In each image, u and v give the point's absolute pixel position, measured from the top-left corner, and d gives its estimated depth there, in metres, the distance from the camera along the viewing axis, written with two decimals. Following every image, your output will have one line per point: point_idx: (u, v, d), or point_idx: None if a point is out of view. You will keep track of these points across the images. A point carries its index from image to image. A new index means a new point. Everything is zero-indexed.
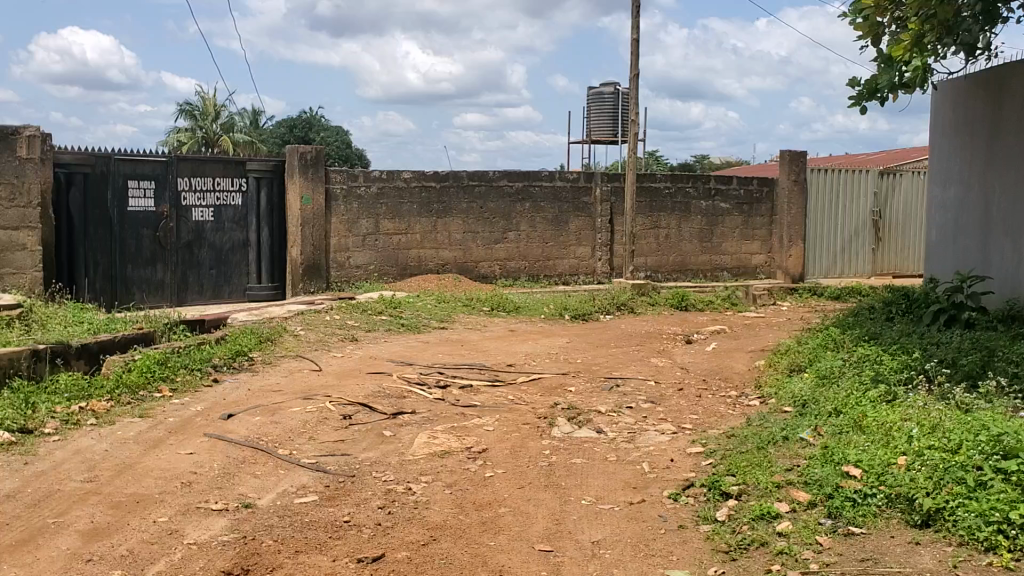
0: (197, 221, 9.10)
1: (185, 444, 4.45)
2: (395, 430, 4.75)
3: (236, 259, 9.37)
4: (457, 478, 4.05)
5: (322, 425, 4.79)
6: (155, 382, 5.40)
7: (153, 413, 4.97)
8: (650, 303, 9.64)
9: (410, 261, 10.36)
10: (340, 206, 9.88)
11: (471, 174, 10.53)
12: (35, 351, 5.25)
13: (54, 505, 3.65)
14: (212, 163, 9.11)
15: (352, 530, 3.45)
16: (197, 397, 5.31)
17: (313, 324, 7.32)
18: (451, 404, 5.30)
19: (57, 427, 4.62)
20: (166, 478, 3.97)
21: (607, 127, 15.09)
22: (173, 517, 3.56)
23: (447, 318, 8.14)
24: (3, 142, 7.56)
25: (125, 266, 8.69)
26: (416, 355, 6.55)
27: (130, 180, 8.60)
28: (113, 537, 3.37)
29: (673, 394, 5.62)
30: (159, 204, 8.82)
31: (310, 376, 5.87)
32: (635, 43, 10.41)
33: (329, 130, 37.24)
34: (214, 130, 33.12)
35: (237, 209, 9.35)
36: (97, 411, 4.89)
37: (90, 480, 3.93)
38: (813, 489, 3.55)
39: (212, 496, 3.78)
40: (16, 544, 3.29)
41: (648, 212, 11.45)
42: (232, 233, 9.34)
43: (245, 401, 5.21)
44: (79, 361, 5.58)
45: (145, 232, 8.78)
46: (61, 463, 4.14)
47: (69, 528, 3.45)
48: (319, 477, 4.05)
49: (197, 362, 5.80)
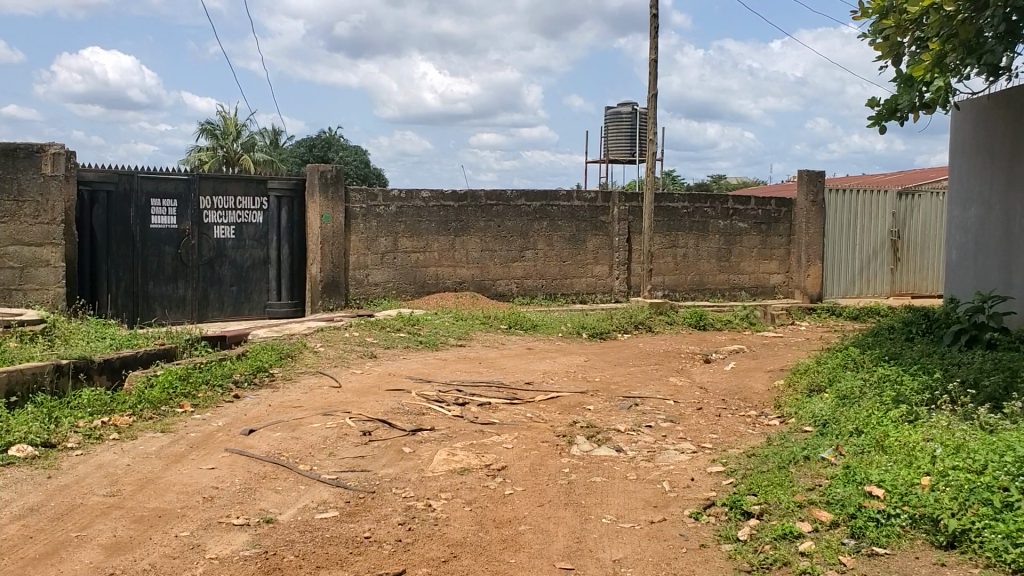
0: (218, 239, 9.14)
1: (207, 458, 4.47)
2: (414, 447, 4.76)
3: (257, 277, 9.37)
4: (476, 496, 4.05)
5: (342, 441, 4.81)
6: (177, 398, 5.44)
7: (175, 428, 5.00)
8: (668, 322, 9.63)
9: (428, 279, 10.39)
10: (360, 224, 9.93)
11: (489, 194, 10.57)
12: (58, 366, 5.31)
13: (77, 519, 3.68)
14: (234, 181, 9.14)
15: (373, 546, 3.46)
16: (218, 412, 5.34)
17: (332, 340, 7.35)
18: (469, 421, 5.31)
19: (80, 441, 4.65)
20: (188, 493, 3.99)
21: (625, 147, 15.13)
22: (195, 531, 3.58)
23: (465, 336, 8.15)
24: (29, 160, 7.69)
25: (147, 283, 8.78)
26: (434, 373, 6.57)
27: (153, 199, 8.70)
28: (136, 551, 3.38)
29: (692, 413, 5.61)
30: (182, 221, 8.89)
31: (329, 392, 5.89)
32: (653, 63, 10.46)
33: (348, 150, 37.50)
34: (234, 149, 33.40)
35: (258, 226, 9.35)
36: (119, 426, 4.93)
37: (113, 494, 3.96)
38: (835, 509, 3.53)
39: (234, 511, 3.79)
40: (39, 557, 3.31)
41: (666, 231, 11.46)
42: (253, 251, 9.34)
43: (265, 417, 5.22)
44: (102, 376, 5.63)
45: (167, 249, 8.86)
46: (84, 477, 4.17)
47: (92, 541, 3.47)
48: (340, 493, 4.05)
49: (218, 378, 5.83)
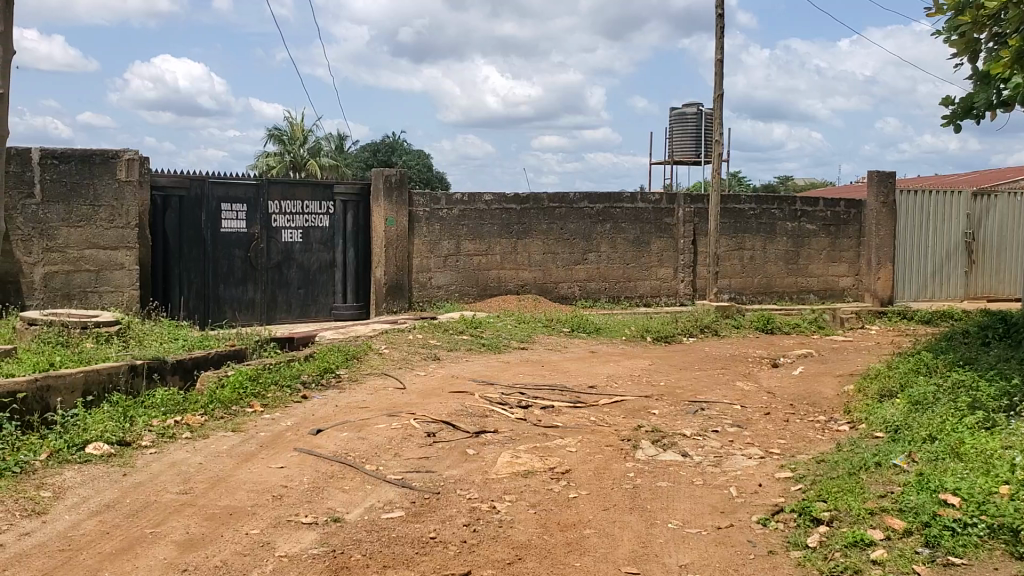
0: (286, 242, 9.29)
1: (275, 458, 4.54)
2: (478, 449, 4.78)
3: (324, 279, 9.53)
4: (541, 499, 4.04)
5: (407, 441, 4.84)
6: (247, 398, 5.54)
7: (245, 427, 5.09)
8: (734, 325, 9.52)
9: (490, 282, 10.42)
10: (423, 228, 10.01)
11: (552, 196, 10.57)
12: (133, 366, 5.45)
13: (151, 516, 3.76)
14: (302, 186, 9.30)
15: (438, 546, 3.47)
16: (287, 412, 5.42)
17: (396, 342, 7.42)
18: (533, 424, 5.30)
19: (154, 439, 4.77)
20: (258, 491, 4.06)
21: (690, 148, 15.00)
22: (265, 529, 3.64)
23: (528, 339, 8.16)
24: (105, 166, 7.90)
25: (218, 286, 8.96)
26: (498, 375, 6.58)
27: (224, 203, 8.88)
28: (208, 548, 3.45)
29: (759, 418, 5.53)
30: (251, 225, 9.06)
31: (394, 394, 5.94)
32: (719, 64, 10.35)
33: (412, 154, 37.84)
34: (301, 154, 33.95)
35: (325, 230, 9.50)
36: (191, 425, 5.04)
37: (185, 492, 4.04)
38: (909, 516, 3.45)
39: (302, 509, 3.84)
40: (116, 553, 3.40)
41: (732, 233, 11.32)
42: (320, 254, 9.49)
43: (332, 417, 5.29)
44: (174, 377, 5.76)
45: (237, 252, 9.03)
46: (158, 475, 4.27)
47: (166, 538, 3.55)
48: (405, 493, 4.09)
49: (286, 378, 5.93)
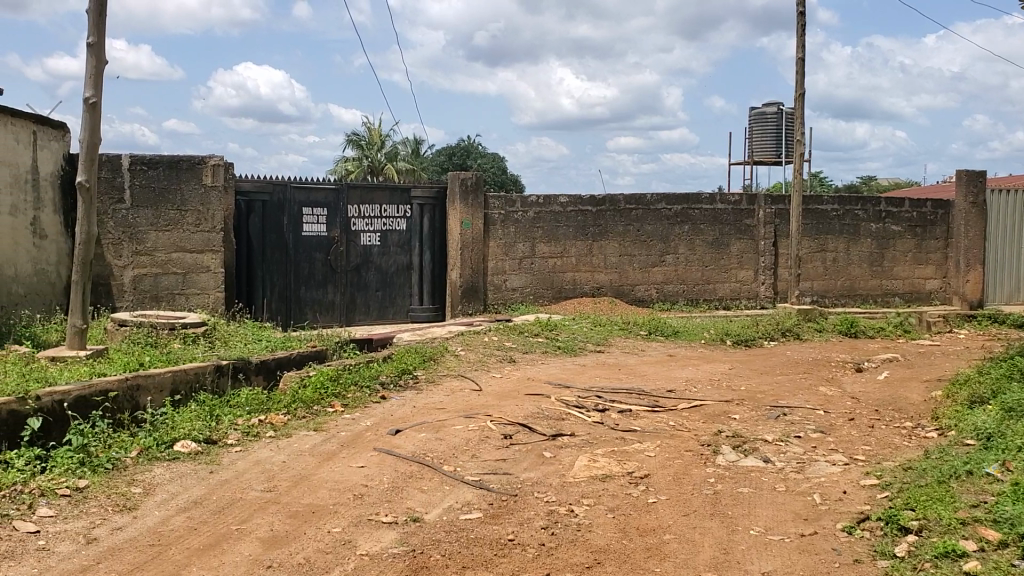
0: (364, 245, 9.42)
1: (356, 457, 4.61)
2: (556, 452, 4.77)
3: (400, 282, 9.63)
4: (619, 503, 4.01)
5: (484, 443, 4.86)
6: (328, 398, 5.63)
7: (326, 426, 5.18)
8: (817, 329, 9.32)
9: (566, 284, 10.41)
10: (498, 230, 10.04)
11: (629, 198, 10.50)
12: (219, 366, 5.59)
13: (237, 513, 3.85)
14: (380, 190, 9.42)
15: (517, 549, 3.48)
16: (366, 412, 5.50)
17: (472, 344, 7.46)
18: (611, 427, 5.27)
19: (239, 438, 4.88)
20: (339, 490, 4.12)
21: (770, 148, 14.77)
22: (346, 528, 3.69)
23: (604, 342, 8.12)
24: (191, 171, 8.12)
25: (299, 288, 9.12)
26: (574, 378, 6.56)
27: (305, 208, 9.04)
28: (291, 545, 3.51)
29: (843, 424, 5.41)
30: (331, 229, 9.21)
31: (471, 395, 5.98)
32: (800, 62, 10.16)
33: (488, 157, 38.07)
34: (378, 158, 34.44)
35: (402, 233, 9.61)
36: (275, 424, 5.14)
37: (269, 490, 4.13)
38: (1004, 528, 3.32)
39: (383, 509, 3.89)
40: (203, 548, 3.49)
41: (814, 235, 11.10)
42: (397, 257, 9.60)
43: (410, 418, 5.34)
44: (258, 376, 5.89)
45: (318, 255, 9.19)
46: (243, 472, 4.37)
47: (251, 534, 3.62)
48: (483, 495, 4.10)
49: (365, 379, 6.01)
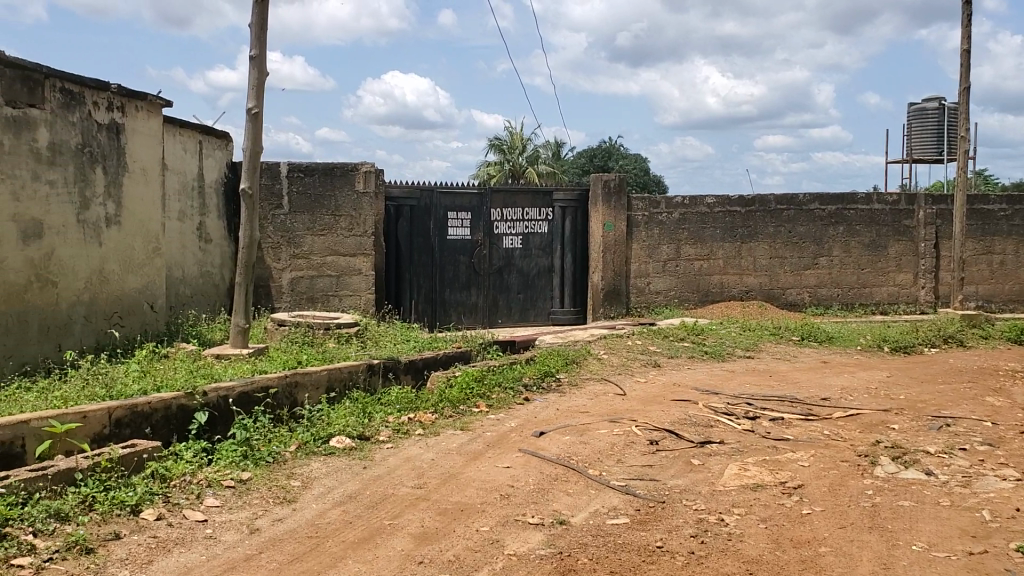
0: (507, 249, 9.51)
1: (502, 457, 4.66)
2: (704, 459, 4.68)
3: (542, 284, 9.67)
4: (771, 513, 3.90)
5: (630, 448, 4.83)
6: (474, 399, 5.72)
7: (473, 426, 5.26)
8: (982, 336, 8.83)
9: (712, 287, 10.21)
10: (642, 232, 9.93)
11: (780, 198, 10.22)
12: (371, 364, 5.81)
13: (389, 508, 3.96)
14: (522, 193, 9.49)
15: (666, 556, 3.43)
16: (512, 413, 5.55)
17: (616, 348, 7.43)
18: (761, 436, 5.14)
19: (390, 435, 5.01)
20: (487, 489, 4.17)
21: (930, 146, 14.10)
22: (494, 527, 3.73)
23: (753, 347, 7.92)
24: (345, 178, 8.41)
25: (444, 290, 9.31)
26: (722, 384, 6.43)
27: (450, 212, 9.21)
28: (441, 542, 3.58)
29: (1015, 438, 5.08)
30: (475, 232, 9.35)
31: (616, 399, 5.94)
32: (965, 55, 9.64)
33: (630, 159, 37.88)
34: (520, 162, 34.81)
35: (543, 236, 9.65)
36: (423, 422, 5.26)
37: (419, 486, 4.22)
38: None
39: (530, 510, 3.91)
40: (358, 542, 3.60)
41: (979, 236, 10.51)
42: (539, 259, 9.65)
43: (555, 420, 5.36)
44: (407, 376, 6.07)
45: (462, 258, 9.34)
46: (394, 469, 4.49)
47: (403, 530, 3.71)
48: (630, 500, 4.07)
49: (510, 381, 6.08)
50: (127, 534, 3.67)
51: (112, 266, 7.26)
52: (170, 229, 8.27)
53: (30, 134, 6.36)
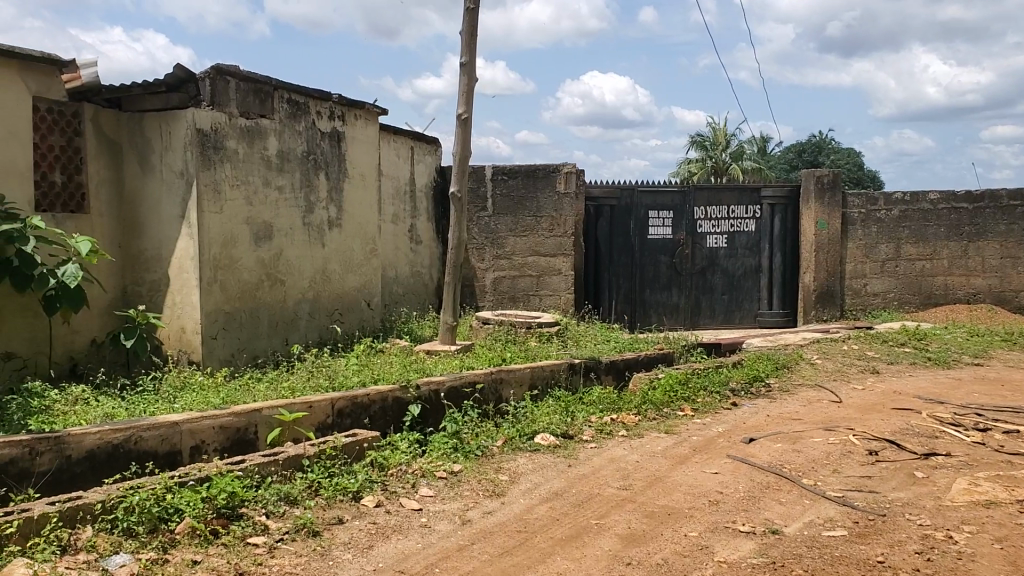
0: (711, 247, 9.31)
1: (710, 463, 4.58)
2: (929, 472, 4.40)
3: (748, 285, 9.41)
4: (1008, 533, 3.61)
5: (846, 458, 4.62)
6: (678, 402, 5.69)
7: (678, 430, 5.21)
8: None
9: (935, 290, 9.60)
10: (858, 231, 9.48)
11: (1012, 193, 9.49)
12: (572, 364, 6.05)
13: (596, 508, 3.98)
14: (728, 191, 9.28)
15: (888, 572, 3.24)
16: (719, 418, 5.45)
17: (830, 353, 7.13)
18: (994, 449, 4.77)
19: (593, 435, 5.10)
20: (694, 494, 4.11)
21: None
22: (703, 533, 3.67)
23: (984, 354, 7.38)
24: (547, 180, 8.89)
25: (645, 290, 9.29)
26: (950, 393, 6.03)
27: (652, 211, 9.19)
28: (649, 545, 3.56)
29: None
30: (677, 232, 9.24)
31: (830, 407, 5.70)
32: None
33: (841, 154, 36.28)
34: (724, 159, 34.11)
35: (750, 235, 9.39)
36: (627, 424, 5.30)
37: (626, 488, 4.23)
38: None
39: (740, 517, 3.82)
40: (567, 539, 3.64)
41: None
42: (745, 259, 9.40)
43: (764, 427, 5.22)
44: (608, 376, 6.27)
45: (663, 258, 9.27)
46: (600, 469, 4.53)
47: (611, 530, 3.72)
48: (847, 512, 3.88)
49: (716, 385, 5.98)
50: (348, 520, 3.94)
51: (333, 266, 7.73)
52: (385, 232, 8.68)
53: (262, 143, 6.84)
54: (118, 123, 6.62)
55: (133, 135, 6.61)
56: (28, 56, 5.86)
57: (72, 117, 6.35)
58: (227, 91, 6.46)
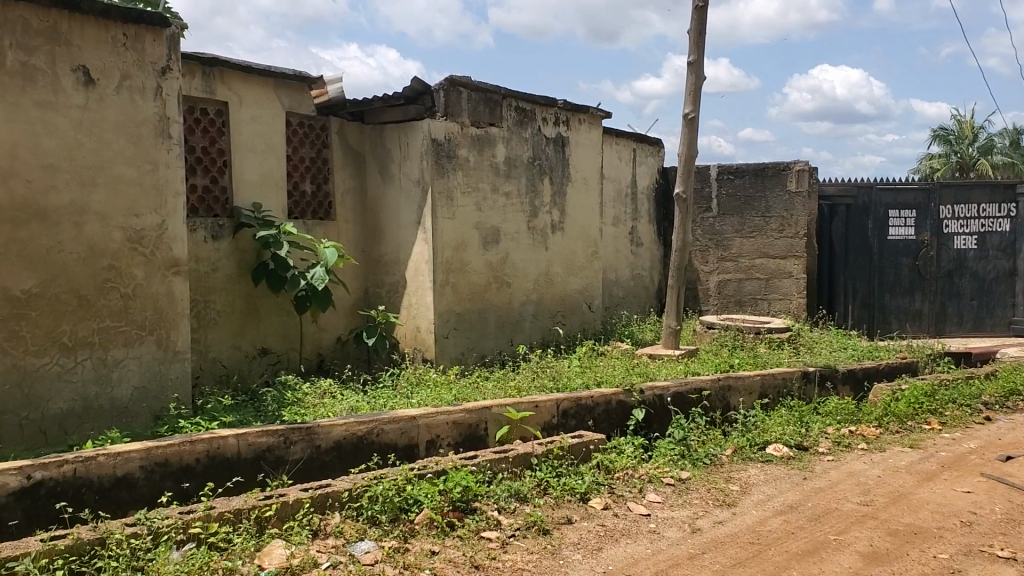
0: (960, 250, 8.66)
1: (961, 481, 4.26)
2: None
3: (1002, 290, 8.66)
4: None
5: None
6: (923, 415, 5.35)
7: (924, 445, 4.90)
8: None
9: None
10: None
11: None
12: (805, 373, 5.82)
13: (834, 523, 3.81)
14: (979, 188, 8.59)
15: None
16: (970, 433, 5.08)
17: None
18: None
19: (829, 447, 4.91)
20: (944, 514, 3.84)
21: None
22: (955, 556, 3.41)
23: None
24: (776, 179, 8.91)
25: (884, 295, 8.79)
26: None
27: (892, 210, 8.69)
28: (893, 565, 3.35)
29: None
30: (920, 232, 8.69)
31: None
32: None
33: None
34: (969, 154, 31.80)
35: (1005, 236, 8.64)
36: (866, 437, 5.06)
37: (866, 503, 4.02)
38: None
39: (997, 542, 3.52)
40: (803, 553, 3.50)
41: None
42: (998, 262, 8.65)
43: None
44: (845, 386, 6.00)
45: (904, 261, 8.74)
46: (838, 483, 4.34)
47: (850, 547, 3.54)
48: None
49: (966, 398, 5.60)
50: (577, 520, 3.98)
51: (556, 269, 7.85)
52: (607, 235, 8.73)
53: (491, 151, 7.05)
54: (362, 135, 7.05)
55: (375, 146, 7.01)
56: (282, 75, 6.37)
57: (321, 130, 6.82)
58: (459, 102, 6.70)
